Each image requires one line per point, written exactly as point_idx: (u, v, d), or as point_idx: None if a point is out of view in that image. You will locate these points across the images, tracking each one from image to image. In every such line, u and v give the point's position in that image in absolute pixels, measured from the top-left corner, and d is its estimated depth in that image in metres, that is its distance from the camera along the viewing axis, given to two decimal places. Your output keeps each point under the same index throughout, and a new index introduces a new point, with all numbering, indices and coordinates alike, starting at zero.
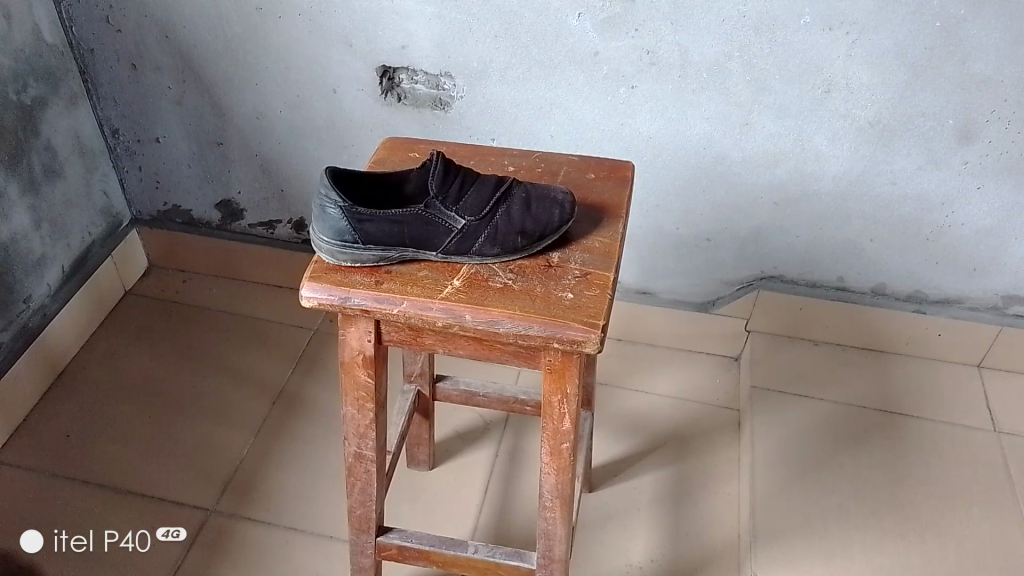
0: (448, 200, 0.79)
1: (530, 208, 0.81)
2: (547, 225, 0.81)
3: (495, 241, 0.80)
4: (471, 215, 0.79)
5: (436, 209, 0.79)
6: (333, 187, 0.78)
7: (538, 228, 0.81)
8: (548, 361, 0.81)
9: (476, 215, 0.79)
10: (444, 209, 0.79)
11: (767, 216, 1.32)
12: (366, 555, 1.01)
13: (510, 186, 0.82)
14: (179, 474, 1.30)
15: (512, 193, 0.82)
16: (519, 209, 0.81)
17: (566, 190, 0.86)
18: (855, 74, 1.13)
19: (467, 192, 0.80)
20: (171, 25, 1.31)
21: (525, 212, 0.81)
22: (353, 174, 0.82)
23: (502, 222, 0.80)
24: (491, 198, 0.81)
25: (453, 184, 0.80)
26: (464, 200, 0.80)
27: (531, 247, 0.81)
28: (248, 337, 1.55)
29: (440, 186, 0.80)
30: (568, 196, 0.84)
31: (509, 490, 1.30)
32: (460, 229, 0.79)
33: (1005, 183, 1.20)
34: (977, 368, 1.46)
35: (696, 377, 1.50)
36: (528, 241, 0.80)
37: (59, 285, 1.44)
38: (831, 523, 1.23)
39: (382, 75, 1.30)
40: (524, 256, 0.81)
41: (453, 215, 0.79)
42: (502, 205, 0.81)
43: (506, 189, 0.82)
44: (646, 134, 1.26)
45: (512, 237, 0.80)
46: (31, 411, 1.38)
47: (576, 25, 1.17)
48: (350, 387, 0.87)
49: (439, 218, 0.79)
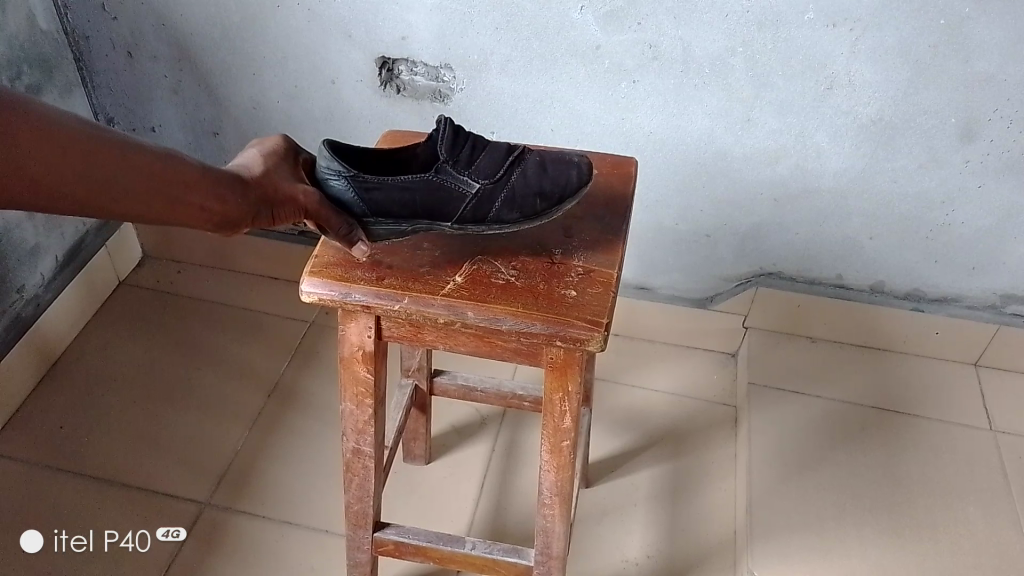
0: (459, 164, 0.78)
1: (546, 170, 0.80)
2: (566, 185, 0.80)
3: (513, 204, 0.78)
4: (485, 179, 0.78)
5: (448, 173, 0.78)
6: (334, 157, 0.77)
7: (557, 189, 0.79)
8: (551, 358, 0.80)
9: (490, 178, 0.78)
10: (457, 173, 0.78)
11: (768, 211, 1.31)
12: (363, 551, 1.00)
13: (523, 152, 0.82)
14: (173, 468, 1.29)
15: (526, 158, 0.81)
16: (534, 171, 0.80)
17: (580, 156, 0.86)
18: (858, 71, 1.13)
19: (478, 157, 0.79)
20: (168, 12, 1.29)
21: (542, 173, 0.80)
22: (356, 149, 0.81)
23: (519, 184, 0.79)
24: (505, 162, 0.79)
25: (464, 149, 0.79)
26: (477, 164, 0.79)
27: (549, 211, 0.79)
28: (244, 329, 1.54)
29: (450, 150, 0.78)
30: (584, 158, 0.84)
31: (506, 485, 1.29)
32: (475, 193, 0.78)
33: (1005, 181, 1.19)
34: (973, 366, 1.46)
35: (692, 373, 1.50)
36: (548, 204, 0.79)
37: (52, 275, 1.43)
38: (828, 522, 1.23)
39: (381, 66, 1.29)
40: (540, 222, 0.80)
41: (466, 179, 0.78)
42: (516, 168, 0.80)
43: (518, 153, 0.81)
44: (647, 129, 1.25)
45: (531, 199, 0.79)
46: (23, 402, 1.37)
47: (578, 19, 1.16)
48: (349, 382, 0.87)
49: (452, 183, 0.77)
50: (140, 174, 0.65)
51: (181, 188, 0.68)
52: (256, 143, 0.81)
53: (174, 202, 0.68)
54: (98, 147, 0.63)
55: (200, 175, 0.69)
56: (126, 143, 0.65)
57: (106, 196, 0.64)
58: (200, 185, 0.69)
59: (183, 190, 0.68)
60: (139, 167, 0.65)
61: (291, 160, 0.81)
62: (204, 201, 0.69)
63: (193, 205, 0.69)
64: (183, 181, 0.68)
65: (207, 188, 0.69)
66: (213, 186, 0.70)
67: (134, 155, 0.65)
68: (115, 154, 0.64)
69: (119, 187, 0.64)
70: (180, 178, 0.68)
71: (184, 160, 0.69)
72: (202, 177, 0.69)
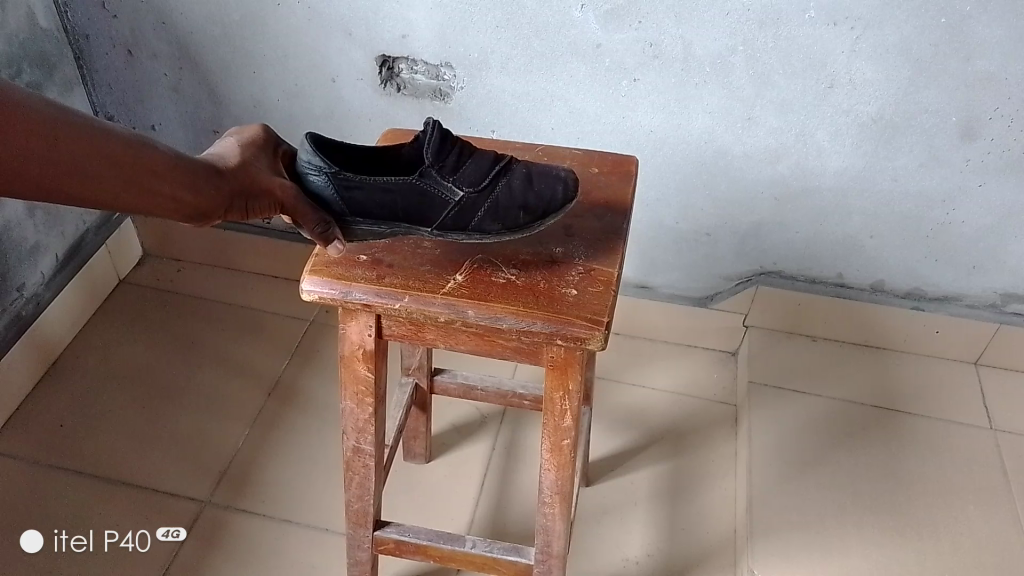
0: (444, 169, 0.77)
1: (532, 183, 0.80)
2: (550, 202, 0.80)
3: (495, 215, 0.79)
4: (469, 187, 0.77)
5: (432, 178, 0.77)
6: (316, 151, 0.77)
7: (541, 204, 0.80)
8: (551, 357, 0.80)
9: (475, 186, 0.78)
10: (441, 179, 0.77)
11: (769, 210, 1.31)
12: (363, 549, 1.00)
13: (511, 161, 0.80)
14: (173, 466, 1.29)
15: (513, 168, 0.80)
16: (520, 184, 0.79)
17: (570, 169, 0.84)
18: (859, 69, 1.12)
19: (465, 163, 0.78)
20: (168, 11, 1.29)
21: (527, 186, 0.79)
22: (341, 143, 0.81)
23: (503, 196, 0.79)
24: (491, 171, 0.78)
25: (450, 154, 0.78)
26: (463, 170, 0.78)
27: (530, 225, 0.80)
28: (244, 327, 1.54)
29: (436, 155, 0.77)
30: (572, 175, 0.82)
31: (506, 484, 1.29)
32: (458, 201, 0.78)
33: (1006, 180, 1.19)
34: (973, 365, 1.46)
35: (692, 372, 1.50)
36: (531, 217, 0.80)
37: (52, 274, 1.43)
38: (828, 521, 1.23)
39: (382, 64, 1.29)
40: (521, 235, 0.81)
41: (450, 186, 0.77)
42: (502, 178, 0.79)
43: (507, 162, 0.80)
44: (647, 128, 1.25)
45: (514, 211, 0.79)
46: (23, 401, 1.37)
47: (579, 17, 1.16)
48: (349, 381, 0.87)
49: (436, 189, 0.77)
50: (112, 162, 0.64)
51: (154, 178, 0.67)
52: (235, 131, 0.81)
53: (147, 192, 0.67)
54: (69, 134, 0.62)
55: (174, 165, 0.69)
56: (98, 128, 0.64)
57: (78, 185, 0.63)
58: (175, 175, 0.68)
59: (156, 180, 0.67)
60: (112, 155, 0.64)
61: (270, 151, 0.81)
62: (177, 191, 0.69)
63: (166, 195, 0.68)
64: (154, 171, 0.67)
65: (182, 179, 0.69)
66: (187, 176, 0.69)
67: (107, 142, 0.64)
68: (87, 140, 0.63)
69: (90, 175, 0.63)
70: (153, 167, 0.67)
71: (158, 149, 0.68)
72: (175, 167, 0.69)
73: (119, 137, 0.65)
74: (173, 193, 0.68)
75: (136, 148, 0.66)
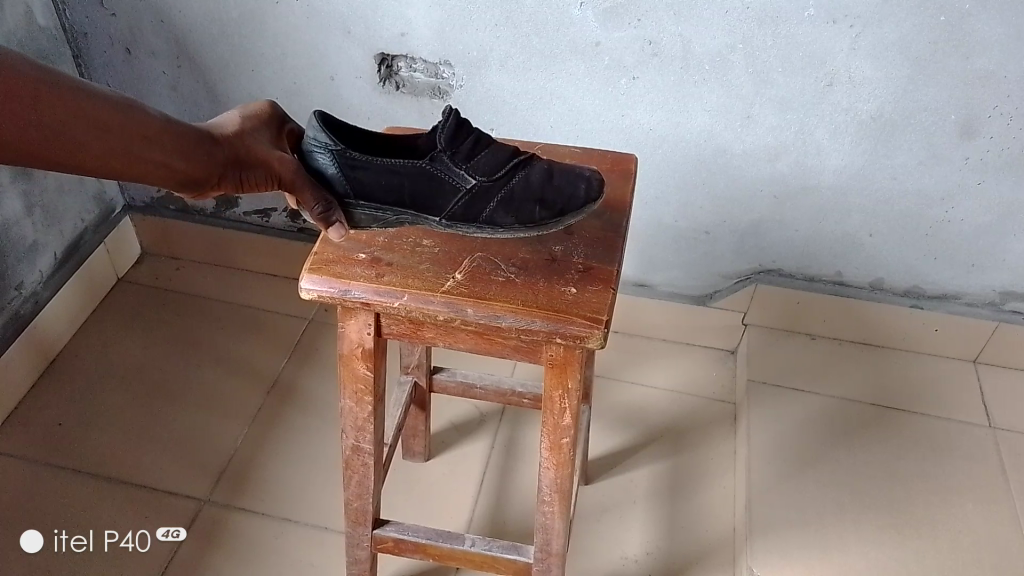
0: (458, 156, 0.77)
1: (552, 179, 0.80)
2: (571, 199, 0.80)
3: (509, 208, 0.79)
4: (482, 175, 0.78)
5: (444, 164, 0.77)
6: (323, 129, 0.77)
7: (560, 201, 0.79)
8: (550, 356, 0.80)
9: (489, 176, 0.78)
10: (454, 165, 0.77)
11: (768, 208, 1.31)
12: (362, 548, 1.00)
13: (532, 157, 0.81)
14: (172, 465, 1.29)
15: (532, 163, 0.80)
16: (538, 178, 0.80)
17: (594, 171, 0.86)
18: (858, 67, 1.12)
19: (480, 152, 0.78)
20: (167, 9, 1.29)
21: (546, 182, 0.80)
22: (350, 126, 0.81)
23: (519, 188, 0.79)
24: (507, 162, 0.79)
25: (466, 142, 0.78)
26: (477, 159, 0.78)
27: (548, 222, 0.79)
28: (243, 326, 1.54)
29: (450, 141, 0.77)
30: (597, 176, 0.83)
31: (505, 482, 1.29)
32: (469, 188, 0.78)
33: (1004, 178, 1.19)
34: (972, 363, 1.46)
35: (691, 370, 1.50)
36: (549, 213, 0.79)
37: (50, 271, 1.43)
38: (827, 518, 1.23)
39: (380, 62, 1.28)
40: (535, 232, 0.80)
41: (462, 174, 0.77)
42: (519, 170, 0.79)
43: (525, 157, 0.80)
44: (646, 126, 1.25)
45: (529, 205, 0.79)
46: (22, 399, 1.37)
47: (578, 15, 1.15)
48: (348, 379, 0.87)
49: (447, 175, 0.77)
50: (96, 125, 0.64)
51: (141, 142, 0.67)
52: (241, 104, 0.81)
53: (134, 157, 0.67)
54: (50, 96, 0.62)
55: (164, 131, 0.68)
56: (80, 91, 0.64)
57: (61, 148, 0.63)
58: (164, 141, 0.68)
59: (143, 146, 0.67)
60: (96, 118, 0.64)
61: (275, 125, 0.80)
62: (167, 157, 0.68)
63: (155, 161, 0.68)
64: (144, 135, 0.67)
65: (173, 145, 0.69)
66: (179, 143, 0.69)
67: (91, 104, 0.64)
68: (69, 103, 0.63)
69: (74, 139, 0.64)
70: (141, 132, 0.67)
71: (148, 113, 0.68)
72: (165, 132, 0.68)
73: (105, 100, 0.65)
74: (163, 158, 0.68)
75: (122, 110, 0.66)
